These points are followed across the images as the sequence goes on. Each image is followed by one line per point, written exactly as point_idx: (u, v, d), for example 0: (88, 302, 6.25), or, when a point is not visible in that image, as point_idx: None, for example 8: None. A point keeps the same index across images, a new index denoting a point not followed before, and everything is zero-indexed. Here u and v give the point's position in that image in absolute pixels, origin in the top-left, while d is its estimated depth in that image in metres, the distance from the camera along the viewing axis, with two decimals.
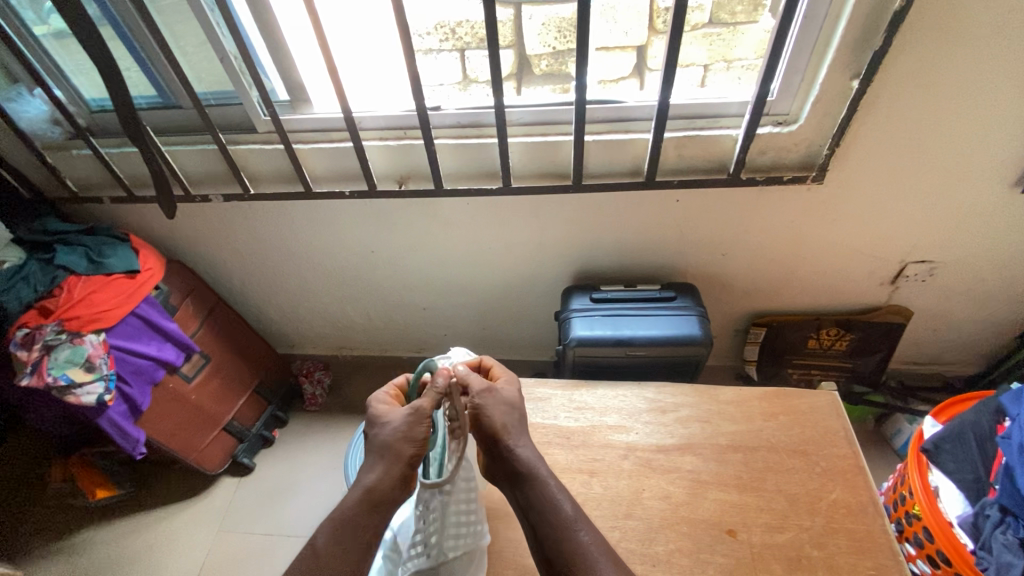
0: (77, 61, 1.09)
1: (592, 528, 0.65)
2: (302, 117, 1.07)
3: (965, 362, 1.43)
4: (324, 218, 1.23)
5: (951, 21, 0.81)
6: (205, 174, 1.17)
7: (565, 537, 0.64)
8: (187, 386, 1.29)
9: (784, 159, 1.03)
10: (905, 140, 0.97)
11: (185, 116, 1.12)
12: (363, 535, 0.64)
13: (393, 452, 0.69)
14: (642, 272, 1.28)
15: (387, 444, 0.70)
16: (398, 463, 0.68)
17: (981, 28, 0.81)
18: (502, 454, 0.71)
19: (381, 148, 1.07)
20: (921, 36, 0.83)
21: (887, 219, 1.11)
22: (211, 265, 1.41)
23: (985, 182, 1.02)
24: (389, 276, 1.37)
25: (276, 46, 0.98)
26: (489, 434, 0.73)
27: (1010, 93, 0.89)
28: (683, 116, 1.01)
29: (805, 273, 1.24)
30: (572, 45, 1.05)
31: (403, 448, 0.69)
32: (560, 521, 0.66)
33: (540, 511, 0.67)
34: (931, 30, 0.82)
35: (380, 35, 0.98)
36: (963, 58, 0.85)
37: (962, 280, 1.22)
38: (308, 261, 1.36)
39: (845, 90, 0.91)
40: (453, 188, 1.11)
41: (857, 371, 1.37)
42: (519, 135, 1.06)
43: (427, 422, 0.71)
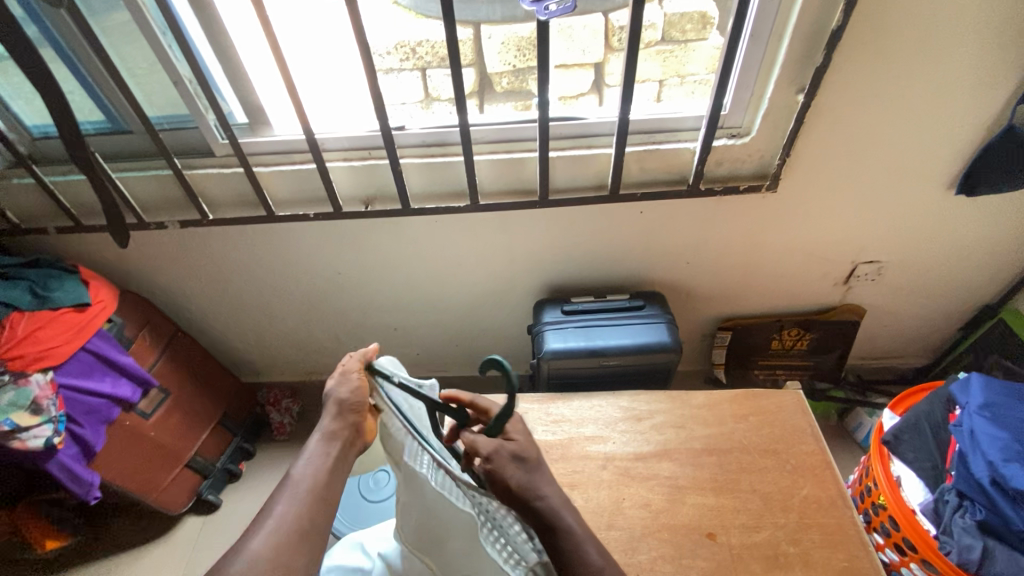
0: (16, 84, 1.04)
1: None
2: (261, 138, 1.04)
3: (916, 354, 1.51)
4: (288, 240, 1.20)
5: (884, 37, 0.87)
6: (159, 200, 1.13)
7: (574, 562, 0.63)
8: (145, 422, 1.22)
9: (739, 170, 1.07)
10: (849, 148, 1.02)
11: (136, 140, 1.07)
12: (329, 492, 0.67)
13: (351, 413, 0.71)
14: (611, 283, 1.31)
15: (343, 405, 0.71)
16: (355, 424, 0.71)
17: (909, 45, 0.88)
18: (527, 504, 0.67)
19: (345, 169, 1.05)
20: (856, 54, 0.89)
21: (837, 223, 1.17)
22: (168, 294, 1.35)
23: (923, 185, 1.09)
24: (358, 297, 1.35)
25: (234, 69, 0.96)
26: (512, 489, 0.67)
27: (940, 101, 0.95)
28: (642, 131, 1.04)
29: (765, 277, 1.29)
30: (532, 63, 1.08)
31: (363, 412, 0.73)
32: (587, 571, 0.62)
33: (561, 556, 0.64)
34: (864, 48, 0.88)
35: (343, 60, 1.00)
36: (896, 72, 0.91)
37: (908, 278, 1.29)
38: (273, 285, 1.32)
39: (791, 104, 0.96)
40: (421, 207, 1.11)
41: (818, 369, 1.43)
42: (485, 153, 1.07)
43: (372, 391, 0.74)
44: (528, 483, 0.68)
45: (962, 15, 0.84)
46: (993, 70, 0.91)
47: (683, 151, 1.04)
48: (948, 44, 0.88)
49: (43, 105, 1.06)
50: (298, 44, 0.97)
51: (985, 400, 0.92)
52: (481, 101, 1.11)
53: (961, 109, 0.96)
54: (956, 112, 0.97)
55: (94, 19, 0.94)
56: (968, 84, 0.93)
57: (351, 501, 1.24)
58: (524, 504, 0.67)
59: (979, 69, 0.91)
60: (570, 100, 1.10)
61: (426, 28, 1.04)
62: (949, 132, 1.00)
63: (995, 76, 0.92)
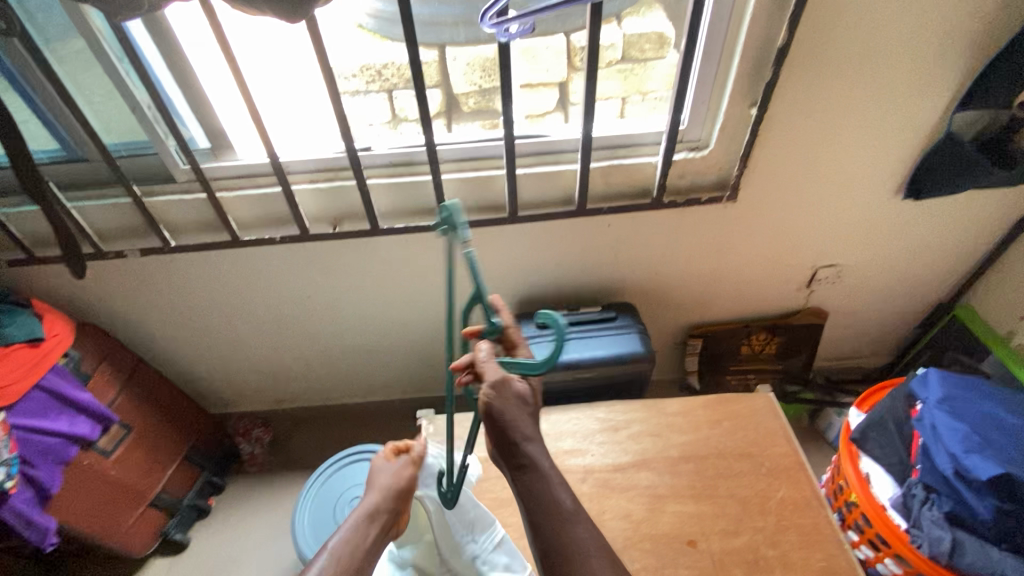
0: None
1: (590, 525, 0.65)
2: (223, 163, 1.03)
3: (879, 353, 1.56)
4: (255, 266, 1.18)
5: (826, 53, 0.92)
6: (118, 228, 1.10)
7: (564, 533, 0.64)
8: (106, 461, 1.17)
9: (701, 182, 1.11)
10: (801, 158, 1.07)
11: (92, 168, 1.05)
12: None
13: None
14: (583, 296, 1.32)
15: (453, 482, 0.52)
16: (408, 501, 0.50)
17: (850, 60, 0.93)
18: (512, 449, 0.66)
19: (312, 191, 1.04)
20: (802, 69, 0.93)
21: (797, 229, 1.21)
22: (129, 326, 1.30)
23: (873, 191, 1.15)
24: (330, 320, 1.33)
25: (195, 94, 0.95)
26: (500, 433, 0.65)
27: (881, 112, 1.01)
28: (605, 146, 1.06)
29: (732, 284, 1.33)
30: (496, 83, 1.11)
31: None
32: (559, 514, 0.65)
33: (537, 501, 0.66)
34: (810, 63, 0.93)
35: (309, 83, 1.03)
36: (840, 85, 0.96)
37: (866, 279, 1.35)
38: (241, 312, 1.29)
39: (745, 117, 1.00)
40: (390, 226, 1.10)
41: (788, 371, 1.47)
42: (453, 171, 1.08)
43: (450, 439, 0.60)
44: (519, 430, 0.66)
45: (895, 32, 0.90)
46: (927, 81, 0.97)
47: (646, 165, 1.07)
48: (885, 59, 0.93)
49: None
50: (260, 67, 0.97)
51: (943, 394, 0.95)
52: (449, 120, 1.13)
53: (901, 118, 1.02)
54: (897, 122, 1.03)
55: (45, 45, 0.92)
56: (906, 95, 0.99)
57: (323, 511, 1.16)
58: (510, 449, 0.66)
59: (915, 81, 0.97)
60: (537, 117, 1.12)
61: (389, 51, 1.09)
62: (891, 141, 1.06)
63: (930, 87, 0.98)
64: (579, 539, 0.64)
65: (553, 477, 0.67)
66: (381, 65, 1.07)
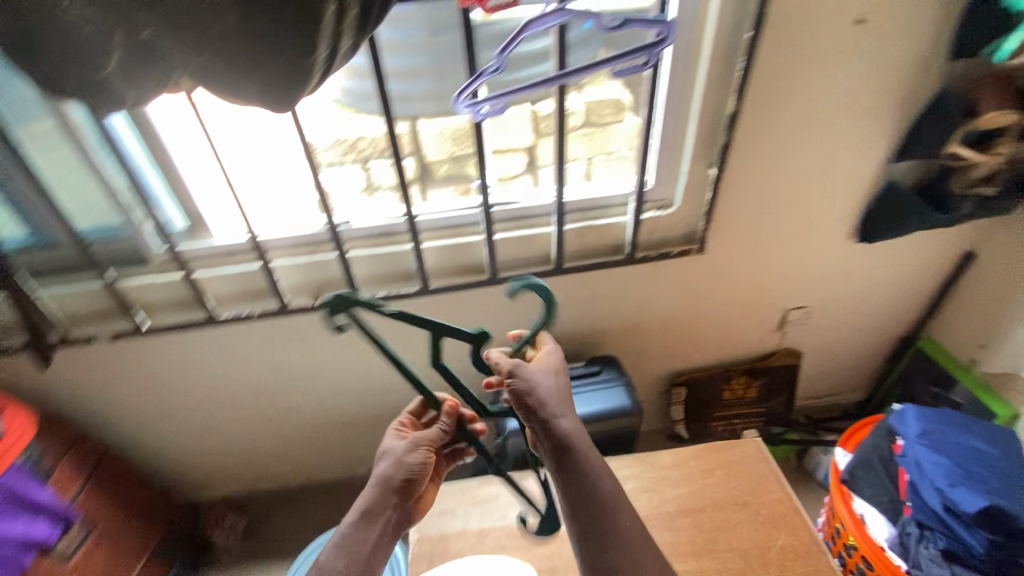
0: None
1: (630, 513, 0.70)
2: (201, 243, 1.03)
3: (855, 389, 1.60)
4: (231, 343, 1.15)
5: (772, 117, 1.00)
6: (88, 312, 1.07)
7: (604, 519, 0.69)
8: (63, 567, 1.06)
9: (670, 236, 1.16)
10: (760, 211, 1.14)
11: (59, 253, 0.99)
12: (364, 546, 0.69)
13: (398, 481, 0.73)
14: (565, 352, 1.33)
15: (392, 471, 0.73)
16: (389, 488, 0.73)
17: (793, 123, 1.02)
18: (548, 428, 0.72)
19: (291, 265, 1.05)
20: (752, 132, 1.02)
21: (763, 275, 1.27)
22: (93, 413, 1.23)
23: (830, 236, 1.22)
24: (310, 392, 1.29)
25: (174, 179, 0.97)
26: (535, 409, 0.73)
27: (827, 166, 1.10)
28: (577, 209, 1.12)
29: (708, 331, 1.37)
30: (467, 149, 1.10)
31: (392, 477, 0.73)
32: (603, 501, 0.70)
33: (580, 485, 0.70)
34: (758, 127, 1.01)
35: (284, 168, 0.99)
36: (787, 144, 1.05)
37: (834, 318, 1.41)
38: (215, 391, 1.24)
39: (704, 177, 1.07)
40: (371, 295, 1.10)
41: (771, 413, 1.48)
42: (433, 239, 1.12)
43: (422, 449, 0.75)
44: (552, 409, 0.73)
45: (830, 98, 1.00)
46: (863, 138, 1.07)
47: (616, 224, 1.13)
48: (824, 121, 1.03)
49: None
50: (236, 149, 0.96)
51: (921, 429, 0.97)
52: (423, 188, 1.12)
53: (846, 171, 1.11)
54: (842, 174, 1.11)
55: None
56: (847, 151, 1.08)
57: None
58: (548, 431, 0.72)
59: (853, 138, 1.06)
60: (508, 180, 1.16)
61: (360, 124, 1.05)
62: (838, 191, 1.15)
63: (867, 143, 1.07)
64: (617, 528, 0.68)
65: (591, 462, 0.72)
66: (356, 138, 1.01)
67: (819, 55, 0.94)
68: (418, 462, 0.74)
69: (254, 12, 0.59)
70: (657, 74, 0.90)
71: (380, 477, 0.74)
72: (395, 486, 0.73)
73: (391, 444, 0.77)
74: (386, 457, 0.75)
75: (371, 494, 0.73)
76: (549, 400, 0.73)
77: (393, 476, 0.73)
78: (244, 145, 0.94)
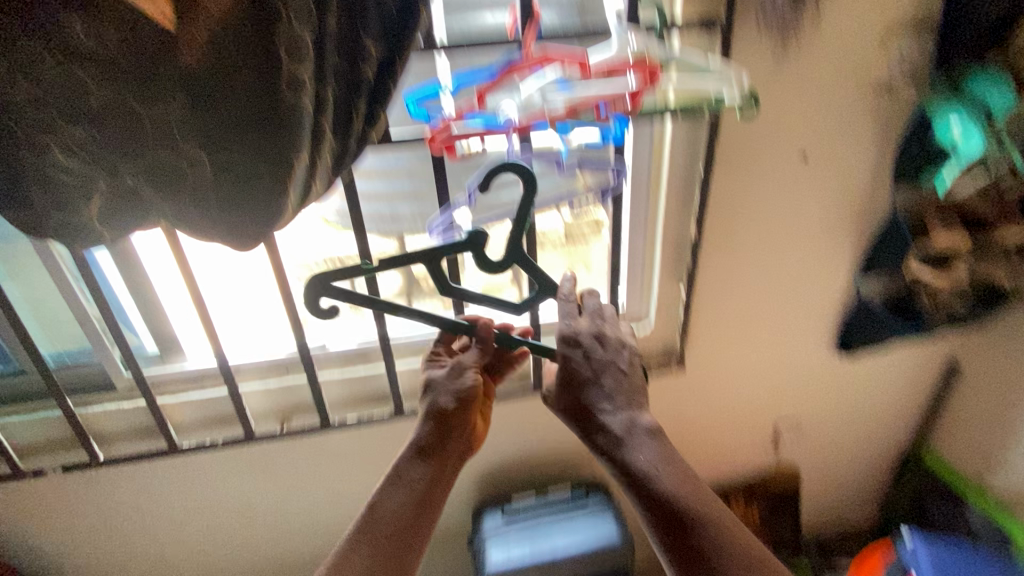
0: None
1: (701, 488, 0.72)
2: (170, 369, 1.02)
3: (865, 509, 1.50)
4: (192, 474, 1.08)
5: (735, 241, 1.04)
6: (44, 442, 1.02)
7: (685, 491, 0.71)
8: None
9: (648, 353, 1.16)
10: (735, 326, 1.15)
11: (29, 381, 1.00)
12: (415, 484, 0.82)
13: (445, 404, 0.88)
14: (550, 475, 1.25)
15: (439, 395, 0.89)
16: (440, 417, 0.87)
17: (756, 245, 1.06)
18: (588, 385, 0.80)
19: (263, 391, 1.04)
20: (717, 254, 1.05)
21: (748, 390, 1.25)
22: (33, 557, 1.12)
23: (809, 350, 1.22)
24: (274, 526, 1.19)
25: (150, 305, 0.97)
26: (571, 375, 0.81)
27: (795, 282, 1.12)
28: (554, 329, 1.13)
29: (700, 449, 1.30)
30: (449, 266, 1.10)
31: (444, 408, 0.87)
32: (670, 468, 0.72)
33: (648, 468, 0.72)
34: (722, 250, 1.05)
35: (258, 291, 0.98)
36: (753, 265, 1.08)
37: (828, 433, 1.35)
38: (170, 528, 1.14)
39: (676, 296, 1.10)
40: (343, 419, 1.07)
41: (780, 539, 1.36)
42: (409, 364, 1.09)
43: (467, 372, 0.90)
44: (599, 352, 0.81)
45: (790, 222, 1.04)
46: (826, 256, 1.10)
47: None
48: (786, 242, 1.07)
49: None
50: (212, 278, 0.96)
51: None
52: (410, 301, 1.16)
53: (814, 287, 1.14)
54: (811, 290, 1.14)
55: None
56: (812, 268, 1.11)
57: None
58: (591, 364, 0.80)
59: (816, 258, 1.10)
60: (494, 291, 1.10)
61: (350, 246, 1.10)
62: (810, 306, 1.16)
63: (829, 261, 1.11)
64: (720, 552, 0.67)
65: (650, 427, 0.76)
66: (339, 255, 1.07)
67: (773, 185, 0.99)
68: (463, 385, 0.88)
69: (226, 181, 0.64)
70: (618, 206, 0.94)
71: (431, 403, 0.88)
72: (449, 416, 0.87)
73: (434, 369, 0.92)
74: (434, 387, 0.90)
75: (428, 424, 0.87)
76: (602, 410, 0.78)
77: (444, 402, 0.88)
78: (228, 276, 0.95)
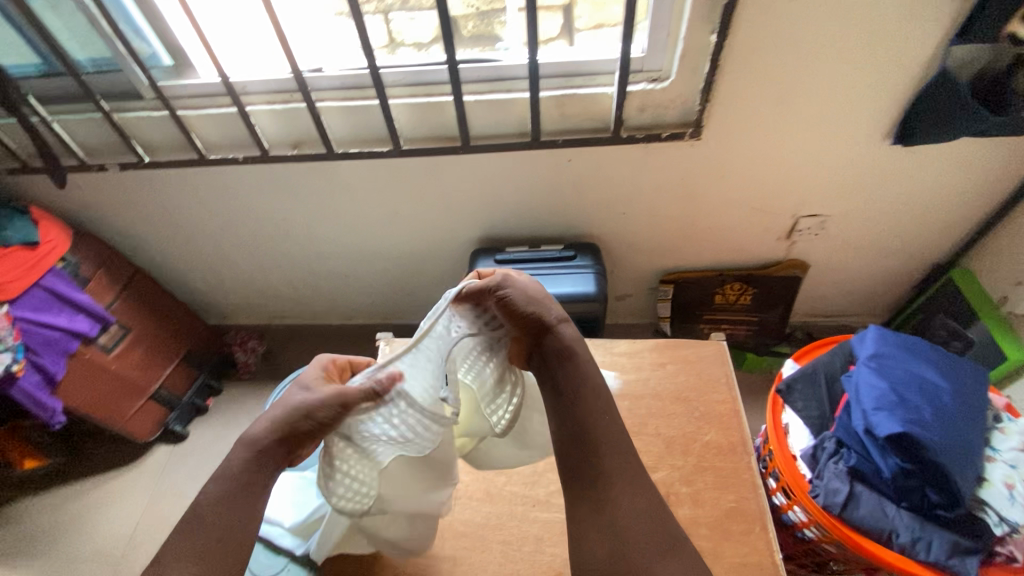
0: None
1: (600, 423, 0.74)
2: (185, 80, 1.07)
3: (867, 312, 1.52)
4: (228, 184, 1.26)
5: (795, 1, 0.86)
6: (100, 143, 1.16)
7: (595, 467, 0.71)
8: (107, 355, 1.33)
9: (662, 117, 1.05)
10: (768, 99, 1.00)
11: (69, 83, 1.08)
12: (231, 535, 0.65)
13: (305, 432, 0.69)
14: (545, 232, 1.33)
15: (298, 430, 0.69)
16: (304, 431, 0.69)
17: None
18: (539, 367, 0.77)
19: (269, 111, 1.09)
20: (763, 6, 0.87)
21: (774, 178, 1.17)
22: (127, 238, 1.42)
23: (863, 137, 1.07)
24: (306, 240, 1.43)
25: (147, 9, 0.98)
26: None
27: (849, 67, 0.95)
28: (560, 74, 1.02)
29: (699, 231, 1.31)
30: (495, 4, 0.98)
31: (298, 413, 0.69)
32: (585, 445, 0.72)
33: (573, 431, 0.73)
34: (770, 6, 0.86)
35: (253, 17, 1.02)
36: (805, 39, 0.91)
37: (851, 231, 1.29)
38: (228, 231, 1.40)
39: (705, 45, 0.93)
40: (346, 151, 1.14)
41: (763, 324, 1.47)
42: (402, 97, 1.08)
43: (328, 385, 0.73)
44: None
45: None
46: (924, 15, 0.87)
47: (601, 97, 1.02)
48: None
49: (21, 45, 1.06)
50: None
51: (873, 351, 0.86)
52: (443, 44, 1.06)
53: (887, 63, 0.94)
54: (874, 68, 0.95)
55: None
56: (870, 60, 0.94)
57: None
58: None
59: (894, 28, 0.89)
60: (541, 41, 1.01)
61: None
62: (868, 94, 1.00)
63: (916, 22, 0.88)
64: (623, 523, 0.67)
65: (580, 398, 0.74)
66: None
67: None
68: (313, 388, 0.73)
69: None
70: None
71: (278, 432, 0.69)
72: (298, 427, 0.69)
73: None
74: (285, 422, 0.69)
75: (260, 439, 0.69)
76: None
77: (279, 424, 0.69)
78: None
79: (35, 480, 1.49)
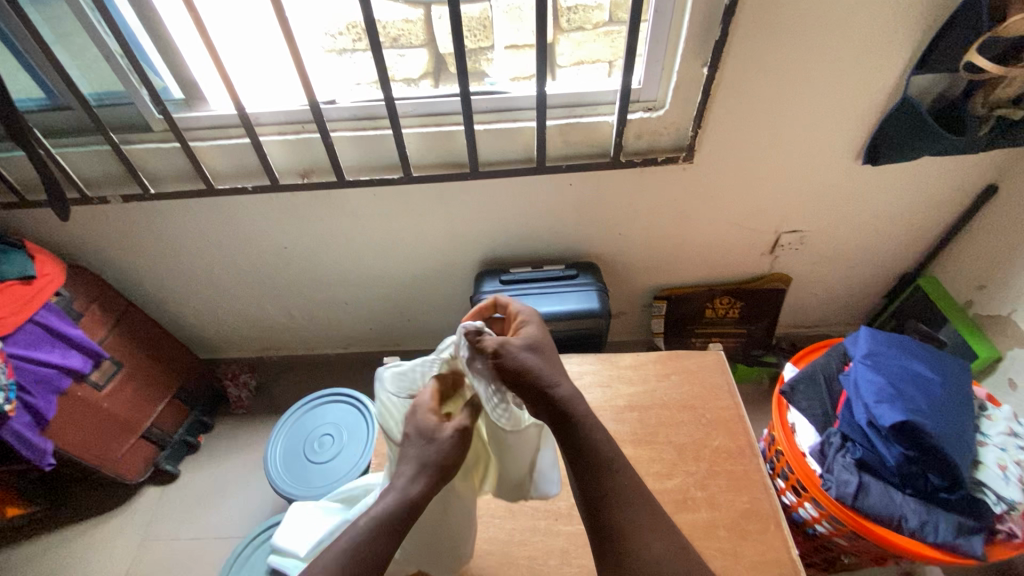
0: (3, 63, 1.04)
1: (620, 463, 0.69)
2: (196, 113, 1.09)
3: (844, 321, 1.63)
4: (233, 214, 1.27)
5: (777, 39, 0.96)
6: (102, 175, 1.16)
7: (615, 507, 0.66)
8: (98, 393, 1.28)
9: (658, 143, 1.14)
10: (753, 125, 1.10)
11: (76, 116, 1.09)
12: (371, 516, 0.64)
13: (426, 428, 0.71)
14: (545, 254, 1.38)
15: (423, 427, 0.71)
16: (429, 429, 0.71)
17: (794, 34, 0.96)
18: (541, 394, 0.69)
19: (280, 142, 1.11)
20: (749, 43, 0.97)
21: (758, 197, 1.26)
22: (122, 271, 1.39)
23: (835, 158, 1.18)
24: (307, 269, 1.43)
25: (164, 44, 1.01)
26: None
27: (824, 96, 1.06)
28: (563, 104, 1.10)
29: (690, 248, 1.38)
30: (482, 43, 1.10)
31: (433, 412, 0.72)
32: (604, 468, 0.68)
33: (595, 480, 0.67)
34: (755, 42, 0.97)
35: (270, 53, 1.07)
36: (785, 71, 1.01)
37: (827, 245, 1.39)
38: (227, 261, 1.40)
39: (697, 77, 1.02)
40: (356, 178, 1.17)
41: (751, 336, 1.54)
42: (414, 126, 1.12)
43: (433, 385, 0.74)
44: None
45: None
46: (884, 52, 0.99)
47: (601, 125, 1.10)
48: (826, 24, 0.95)
49: (28, 80, 1.06)
50: (223, 11, 1.00)
51: (868, 350, 0.93)
52: (435, 80, 1.15)
53: (856, 92, 1.05)
54: (844, 97, 1.06)
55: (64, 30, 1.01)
56: (840, 90, 1.05)
57: (297, 463, 1.20)
58: None
59: (862, 61, 1.00)
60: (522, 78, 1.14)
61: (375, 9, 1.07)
62: (840, 120, 1.11)
63: (879, 57, 1.00)
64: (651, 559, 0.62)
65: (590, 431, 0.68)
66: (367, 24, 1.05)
67: None
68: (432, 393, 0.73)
69: None
70: (636, 34, 0.94)
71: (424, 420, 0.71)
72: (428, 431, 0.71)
73: None
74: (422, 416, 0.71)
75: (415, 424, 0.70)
76: None
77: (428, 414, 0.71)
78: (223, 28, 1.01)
79: (14, 529, 1.40)
